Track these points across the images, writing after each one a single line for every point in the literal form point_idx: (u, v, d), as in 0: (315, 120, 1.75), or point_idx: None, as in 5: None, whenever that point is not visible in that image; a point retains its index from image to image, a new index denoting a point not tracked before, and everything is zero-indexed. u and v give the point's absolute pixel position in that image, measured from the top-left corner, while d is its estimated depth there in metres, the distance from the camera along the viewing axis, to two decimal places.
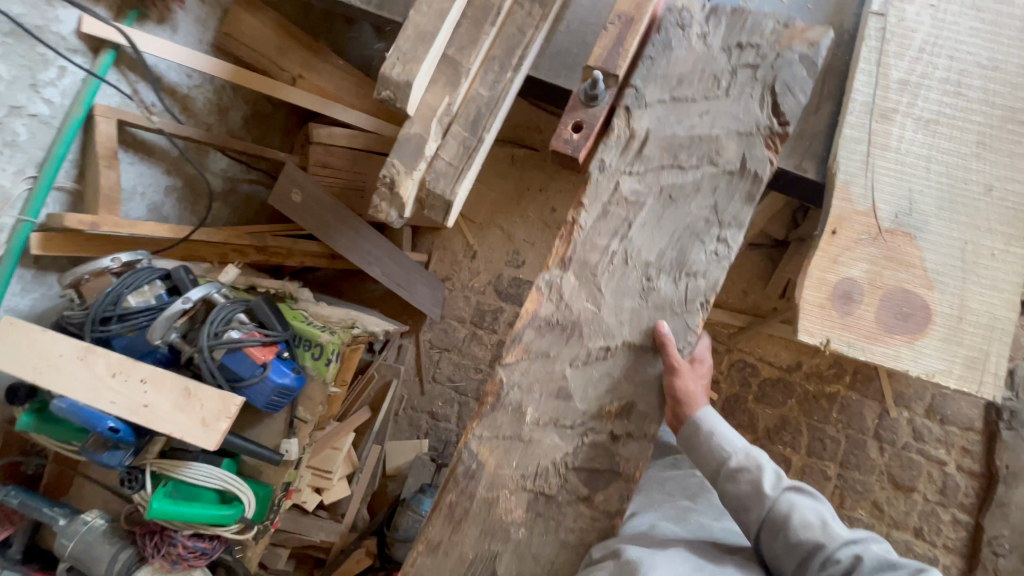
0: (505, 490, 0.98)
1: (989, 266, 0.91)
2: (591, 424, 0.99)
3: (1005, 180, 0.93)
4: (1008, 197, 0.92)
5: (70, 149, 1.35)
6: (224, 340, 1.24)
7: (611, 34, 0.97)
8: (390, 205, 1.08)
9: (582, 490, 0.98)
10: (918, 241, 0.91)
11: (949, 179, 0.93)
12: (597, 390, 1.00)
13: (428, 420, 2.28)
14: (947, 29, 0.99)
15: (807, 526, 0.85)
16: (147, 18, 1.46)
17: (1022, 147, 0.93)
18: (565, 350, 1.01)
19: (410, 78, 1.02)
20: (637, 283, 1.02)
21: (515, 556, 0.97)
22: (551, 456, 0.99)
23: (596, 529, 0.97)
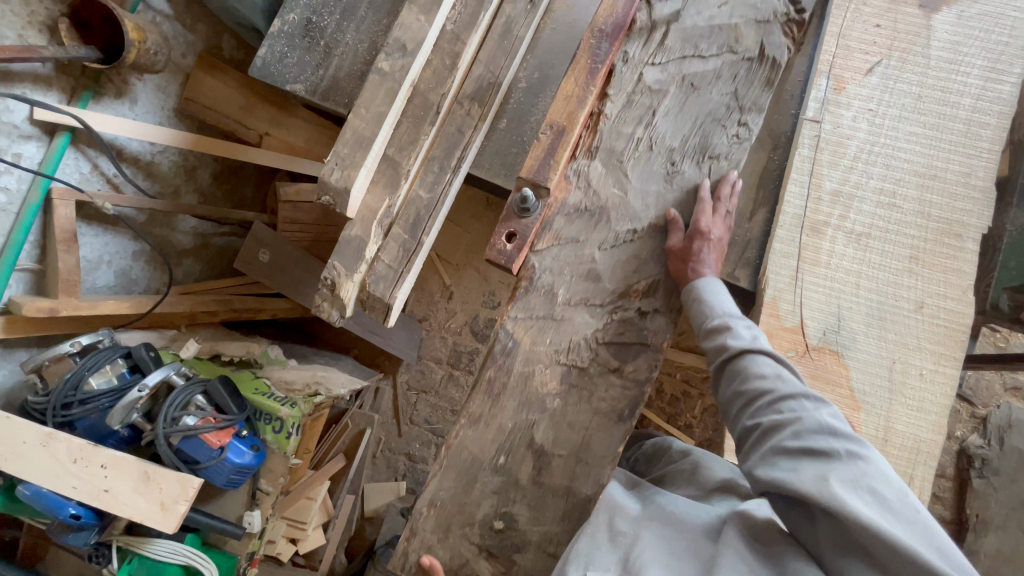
0: (541, 363, 0.99)
1: (916, 385, 1.05)
2: (620, 302, 0.98)
3: (935, 296, 1.06)
4: (937, 311, 1.06)
5: (29, 232, 1.37)
6: (179, 428, 1.25)
7: (542, 144, 0.97)
8: (332, 304, 1.08)
9: (613, 362, 0.98)
10: (845, 357, 1.07)
11: (878, 295, 1.07)
12: (623, 272, 0.98)
13: (406, 462, 2.31)
14: (885, 137, 1.09)
15: (762, 378, 0.84)
16: (103, 94, 1.46)
17: (955, 262, 1.06)
18: (594, 234, 0.99)
19: (348, 185, 1.04)
20: (661, 167, 0.99)
21: (551, 424, 0.98)
22: (582, 331, 0.98)
23: (627, 399, 0.97)
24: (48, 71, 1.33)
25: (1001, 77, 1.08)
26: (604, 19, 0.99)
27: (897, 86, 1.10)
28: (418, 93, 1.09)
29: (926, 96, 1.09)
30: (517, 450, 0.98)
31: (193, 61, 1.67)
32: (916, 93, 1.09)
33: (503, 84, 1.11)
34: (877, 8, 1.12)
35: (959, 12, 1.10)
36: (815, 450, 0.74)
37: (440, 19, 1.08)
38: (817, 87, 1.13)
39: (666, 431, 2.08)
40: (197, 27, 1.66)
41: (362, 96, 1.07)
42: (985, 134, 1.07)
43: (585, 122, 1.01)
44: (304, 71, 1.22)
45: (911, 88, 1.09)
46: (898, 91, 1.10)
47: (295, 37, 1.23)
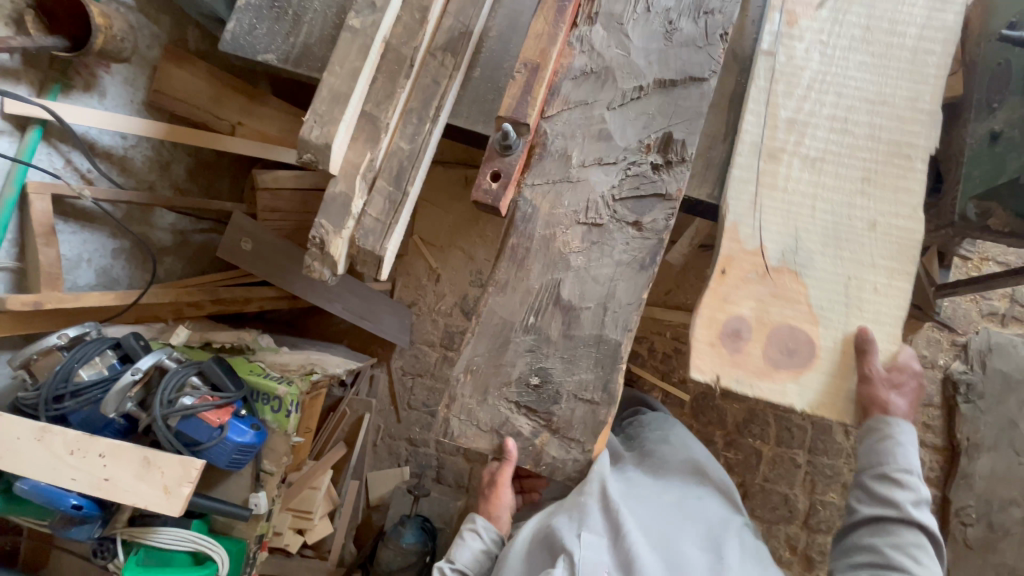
0: (561, 226, 1.00)
1: (872, 303, 0.94)
2: (633, 158, 1.00)
3: (888, 216, 0.96)
4: (893, 232, 0.95)
5: (6, 229, 1.35)
6: (177, 408, 1.24)
7: (517, 83, 1.00)
8: (323, 263, 1.09)
9: (630, 217, 0.99)
10: (803, 279, 0.95)
11: (832, 215, 0.97)
12: (634, 130, 1.01)
13: (407, 447, 2.30)
14: (836, 65, 1.01)
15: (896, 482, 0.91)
16: (72, 88, 1.46)
17: (906, 181, 0.96)
18: (602, 95, 1.02)
19: (329, 141, 1.04)
20: (660, 27, 1.02)
21: (577, 280, 0.99)
22: (597, 190, 1.00)
23: (646, 249, 0.98)
24: (15, 64, 1.34)
25: (948, 7, 1.00)
26: None
27: (847, 19, 1.02)
28: (391, 48, 1.10)
29: (874, 27, 1.01)
30: (546, 308, 0.99)
31: (160, 53, 1.66)
32: (865, 24, 1.01)
33: (474, 35, 1.13)
34: None
35: None
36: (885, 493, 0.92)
37: None
38: (769, 22, 1.04)
39: (662, 388, 2.12)
40: (161, 19, 1.65)
41: (336, 55, 1.08)
42: (933, 61, 0.98)
43: (557, 60, 1.03)
44: (275, 40, 1.22)
45: (859, 20, 1.01)
46: (847, 23, 1.01)
47: (262, 9, 1.24)
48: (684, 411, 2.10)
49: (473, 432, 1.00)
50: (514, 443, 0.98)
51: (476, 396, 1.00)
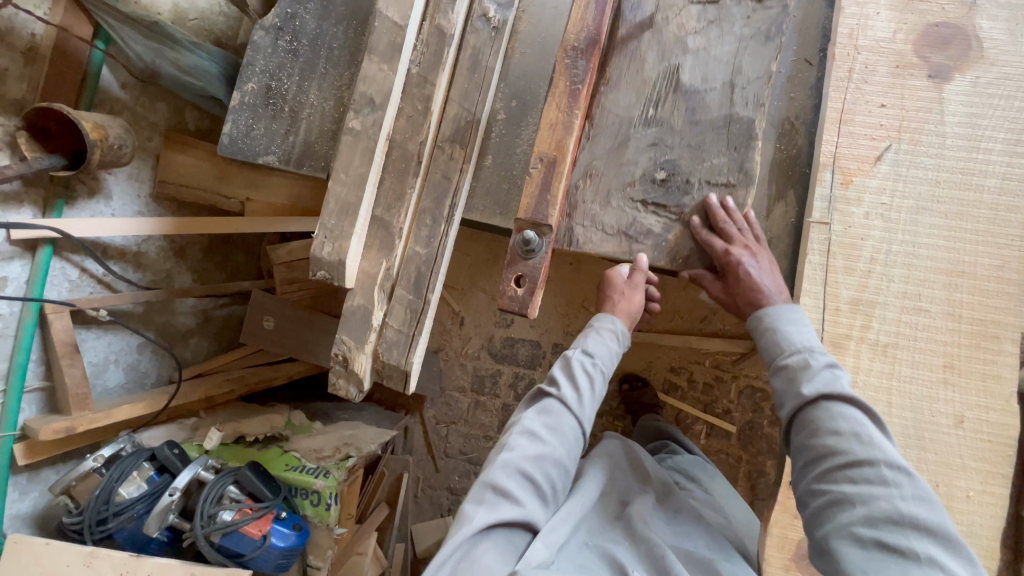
0: (674, 11, 1.10)
1: (966, 512, 0.85)
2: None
3: (976, 407, 0.86)
4: (983, 427, 0.86)
5: (30, 352, 1.33)
6: (219, 525, 1.22)
7: (535, 180, 0.93)
8: (348, 380, 1.04)
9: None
10: None
11: (913, 414, 0.88)
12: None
13: (449, 496, 2.30)
14: (903, 233, 0.90)
15: (851, 437, 0.77)
16: (77, 197, 1.41)
17: (995, 367, 0.86)
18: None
19: (342, 256, 0.99)
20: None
21: (697, 64, 1.09)
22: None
23: (767, 21, 1.06)
24: (17, 188, 1.29)
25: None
26: (575, 35, 0.93)
27: (912, 173, 0.90)
28: (397, 144, 1.04)
29: (946, 181, 0.89)
30: (666, 96, 1.10)
31: (160, 142, 1.62)
32: (934, 179, 0.89)
33: (482, 119, 1.06)
34: (883, 81, 0.92)
35: (975, 77, 0.89)
36: (847, 462, 0.76)
37: (404, 64, 1.03)
38: (820, 182, 0.94)
39: (706, 421, 2.08)
40: (158, 107, 1.61)
41: (339, 160, 1.03)
42: (1018, 219, 0.87)
43: (575, 147, 0.95)
44: (275, 140, 1.17)
45: (927, 175, 0.89)
46: (912, 179, 0.90)
47: (258, 107, 1.18)
48: (729, 441, 2.08)
49: (598, 236, 1.11)
50: (646, 242, 1.10)
51: (599, 199, 1.11)
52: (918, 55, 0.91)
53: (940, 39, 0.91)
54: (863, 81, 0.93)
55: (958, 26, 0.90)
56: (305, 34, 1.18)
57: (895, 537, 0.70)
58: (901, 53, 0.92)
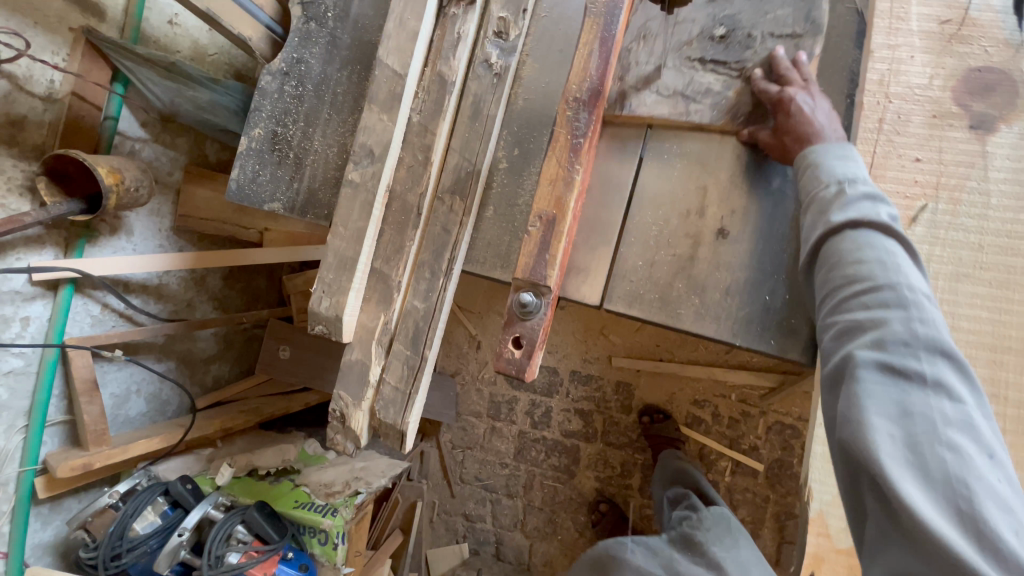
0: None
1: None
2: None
3: None
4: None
5: (53, 388, 1.38)
6: (226, 568, 1.21)
7: (534, 239, 0.88)
8: (345, 436, 1.02)
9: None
10: None
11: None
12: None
13: (464, 522, 2.30)
14: (943, 302, 0.80)
15: (871, 264, 0.71)
16: (98, 236, 1.45)
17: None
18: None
19: (339, 312, 0.98)
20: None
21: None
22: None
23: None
24: (39, 231, 1.31)
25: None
26: (578, 85, 0.89)
27: (951, 237, 0.81)
28: (396, 195, 1.02)
29: (989, 245, 0.80)
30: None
31: (181, 176, 1.66)
32: (976, 242, 0.80)
33: (484, 169, 1.03)
34: (918, 133, 0.84)
35: (1021, 129, 0.81)
36: (862, 291, 0.70)
37: (404, 113, 1.01)
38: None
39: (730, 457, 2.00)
40: (178, 142, 1.64)
41: (339, 213, 1.01)
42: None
43: (577, 203, 0.91)
44: (280, 186, 1.17)
45: (968, 238, 0.80)
46: (952, 242, 0.81)
47: (264, 153, 1.19)
48: (756, 479, 1.98)
49: (653, 100, 1.01)
50: (704, 104, 0.99)
51: (654, 60, 1.02)
52: (958, 102, 0.84)
53: (984, 84, 0.83)
54: (895, 133, 0.85)
55: (1001, 69, 0.83)
56: (310, 78, 1.17)
57: (904, 365, 0.62)
58: (938, 101, 0.85)
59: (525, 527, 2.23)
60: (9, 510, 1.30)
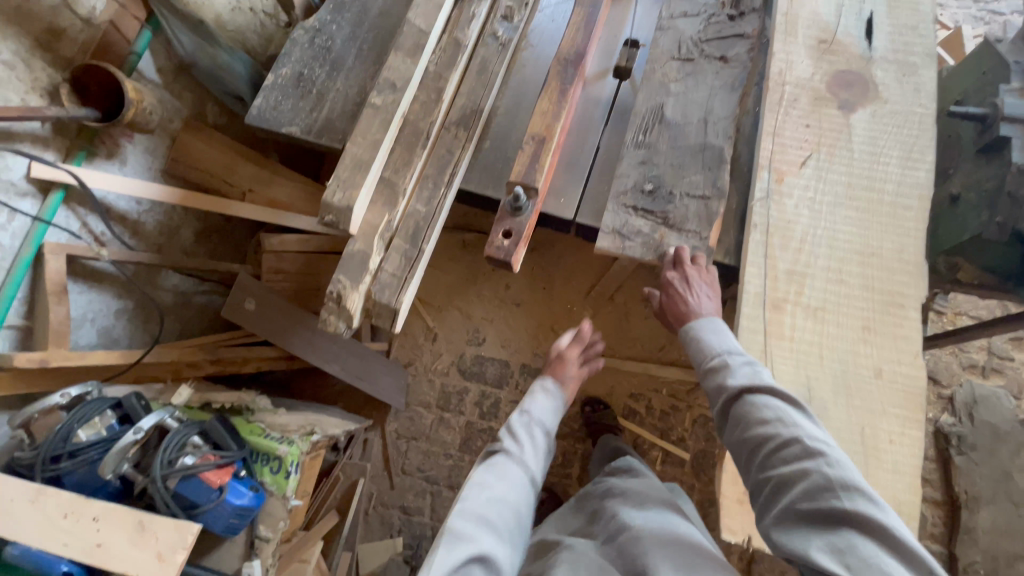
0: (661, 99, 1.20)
1: (889, 452, 0.95)
2: (712, 10, 1.25)
3: (892, 362, 0.99)
4: (898, 379, 0.98)
5: (18, 288, 1.36)
6: (179, 468, 1.21)
7: (527, 153, 1.11)
8: (338, 316, 1.13)
9: (718, 53, 1.20)
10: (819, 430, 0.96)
11: (841, 366, 0.99)
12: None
13: (401, 516, 2.23)
14: (825, 220, 1.08)
15: (767, 417, 0.85)
16: (96, 155, 1.51)
17: (904, 328, 1.00)
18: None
19: (351, 204, 1.12)
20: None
21: (678, 102, 1.19)
22: (685, 34, 1.24)
23: (732, 75, 1.18)
24: (46, 132, 1.39)
25: (917, 164, 1.11)
26: (567, 50, 1.17)
27: (829, 176, 1.11)
28: (409, 121, 1.22)
29: (855, 184, 1.11)
30: (651, 126, 1.18)
31: (180, 125, 1.77)
32: (846, 182, 1.11)
33: (484, 114, 1.28)
34: (803, 110, 1.17)
35: (873, 110, 1.16)
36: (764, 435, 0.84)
37: (424, 61, 1.23)
38: (759, 179, 1.13)
39: (661, 447, 2.17)
40: (184, 95, 1.77)
41: (359, 127, 1.18)
42: (910, 215, 1.08)
43: (560, 134, 1.16)
44: (299, 115, 1.34)
45: (840, 178, 1.11)
46: (830, 180, 1.11)
47: (288, 88, 1.36)
48: (684, 468, 2.14)
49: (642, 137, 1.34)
50: (637, 244, 1.12)
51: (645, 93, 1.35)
52: (831, 91, 1.18)
53: (847, 82, 1.18)
54: (788, 107, 1.17)
55: (858, 73, 1.18)
56: (339, 36, 1.40)
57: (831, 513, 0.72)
58: (817, 90, 1.18)
59: None
60: None
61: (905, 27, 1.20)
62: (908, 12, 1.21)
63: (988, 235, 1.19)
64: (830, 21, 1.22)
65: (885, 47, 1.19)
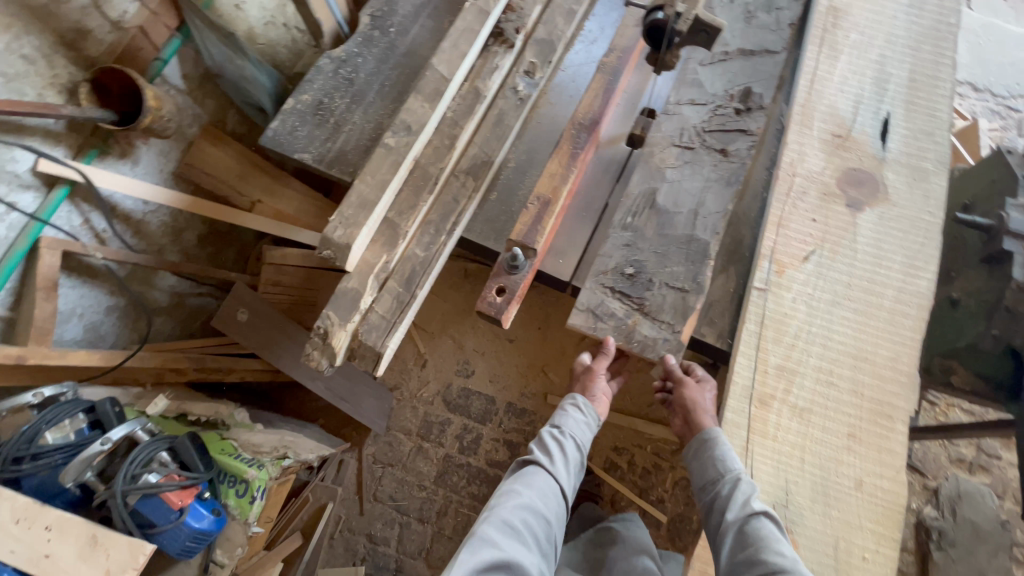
0: (657, 182, 1.19)
1: (860, 569, 0.92)
2: (719, 102, 1.24)
3: (873, 475, 0.96)
4: (877, 493, 0.96)
5: (8, 279, 1.35)
6: (140, 486, 1.18)
7: (531, 212, 1.11)
8: (323, 352, 1.12)
9: (718, 145, 1.19)
10: (794, 537, 0.93)
11: (821, 473, 0.97)
12: (721, 83, 1.26)
13: (366, 544, 2.17)
14: (821, 318, 1.07)
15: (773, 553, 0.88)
16: (108, 154, 1.52)
17: (889, 441, 0.98)
18: (695, 56, 1.32)
19: (350, 242, 1.12)
20: (741, 15, 1.35)
21: (671, 190, 1.17)
22: (690, 123, 1.23)
23: (730, 170, 1.16)
24: (60, 128, 1.39)
25: (920, 273, 1.10)
26: (583, 115, 1.18)
27: (830, 273, 1.10)
28: (419, 165, 1.22)
29: (856, 284, 1.09)
30: (642, 210, 1.16)
31: (198, 131, 1.78)
32: (846, 281, 1.10)
33: (495, 165, 1.29)
34: (812, 203, 1.17)
35: (881, 212, 1.16)
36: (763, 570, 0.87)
37: (441, 108, 1.24)
38: (759, 268, 1.12)
39: (638, 505, 2.12)
40: (206, 103, 1.80)
41: (368, 166, 1.19)
42: (908, 323, 1.06)
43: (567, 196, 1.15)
44: (313, 142, 1.35)
45: (841, 277, 1.10)
46: (831, 278, 1.10)
47: (306, 114, 1.38)
48: (659, 531, 2.08)
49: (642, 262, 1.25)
50: (609, 327, 1.08)
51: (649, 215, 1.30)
52: (841, 187, 1.18)
53: (858, 179, 1.18)
54: (797, 197, 1.17)
55: (870, 172, 1.19)
56: (363, 70, 1.42)
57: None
58: (827, 183, 1.18)
59: (429, 556, 2.13)
60: None
61: (922, 133, 1.21)
62: (927, 116, 1.22)
63: (982, 346, 1.21)
64: (847, 116, 1.22)
65: (899, 149, 1.20)
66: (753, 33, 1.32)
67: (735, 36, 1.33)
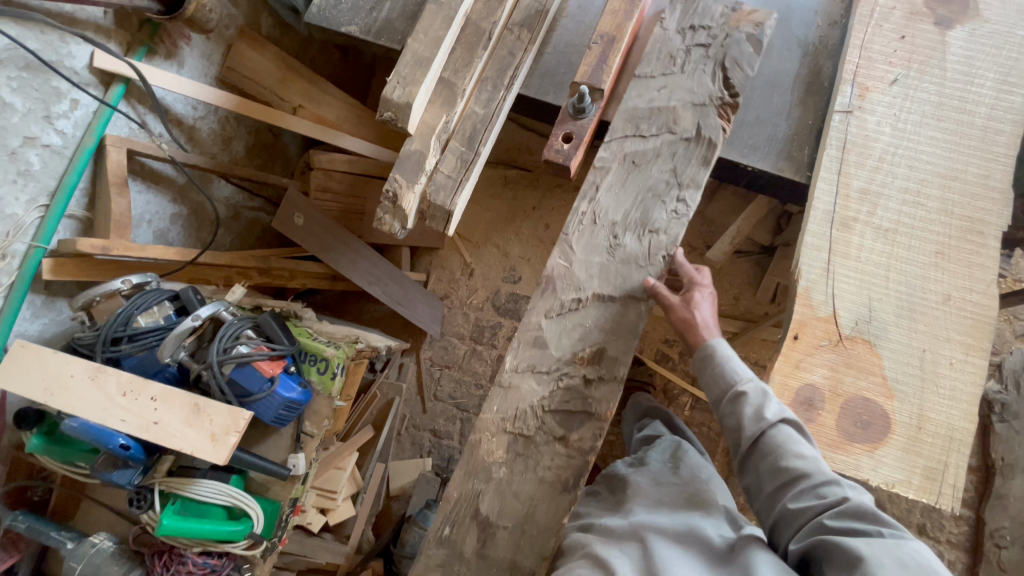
0: (486, 433, 1.04)
1: (948, 377, 0.91)
2: (566, 369, 1.03)
3: (963, 289, 0.94)
4: (967, 306, 0.93)
5: (81, 178, 1.41)
6: (234, 355, 1.29)
7: (594, 53, 1.06)
8: (394, 216, 1.13)
9: (558, 431, 1.01)
10: (878, 350, 0.93)
11: (907, 290, 0.95)
12: (569, 340, 1.04)
13: (431, 438, 2.30)
14: (908, 140, 1.01)
15: (801, 458, 0.85)
16: (156, 53, 1.52)
17: (980, 256, 0.94)
18: (540, 303, 1.07)
19: (411, 100, 1.09)
20: (604, 241, 1.07)
21: (496, 490, 1.01)
22: (528, 400, 1.03)
23: (572, 470, 0.99)
24: (109, 24, 1.40)
25: (1015, 88, 1.02)
26: None
27: (917, 94, 1.03)
28: (471, 20, 1.17)
29: (945, 104, 1.02)
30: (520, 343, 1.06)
31: (235, 34, 1.76)
32: (935, 100, 1.02)
33: (549, 19, 1.23)
34: (896, 23, 1.08)
35: (973, 28, 1.05)
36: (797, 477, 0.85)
37: None
38: (841, 93, 1.06)
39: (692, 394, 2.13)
40: (240, 2, 1.75)
41: (420, 24, 1.15)
42: (1002, 140, 0.99)
43: (631, 36, 1.10)
44: (359, 14, 1.32)
45: (929, 96, 1.03)
46: (917, 99, 1.03)
47: None
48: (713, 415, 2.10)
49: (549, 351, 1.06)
50: None
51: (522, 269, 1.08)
52: (928, 5, 1.08)
53: None
54: (881, 19, 1.08)
55: None
56: None
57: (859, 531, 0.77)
58: (914, 2, 1.08)
59: None
60: (9, 284, 1.30)
61: None
62: None
63: None
64: None
65: None
66: (614, 270, 1.05)
67: (591, 274, 1.05)
